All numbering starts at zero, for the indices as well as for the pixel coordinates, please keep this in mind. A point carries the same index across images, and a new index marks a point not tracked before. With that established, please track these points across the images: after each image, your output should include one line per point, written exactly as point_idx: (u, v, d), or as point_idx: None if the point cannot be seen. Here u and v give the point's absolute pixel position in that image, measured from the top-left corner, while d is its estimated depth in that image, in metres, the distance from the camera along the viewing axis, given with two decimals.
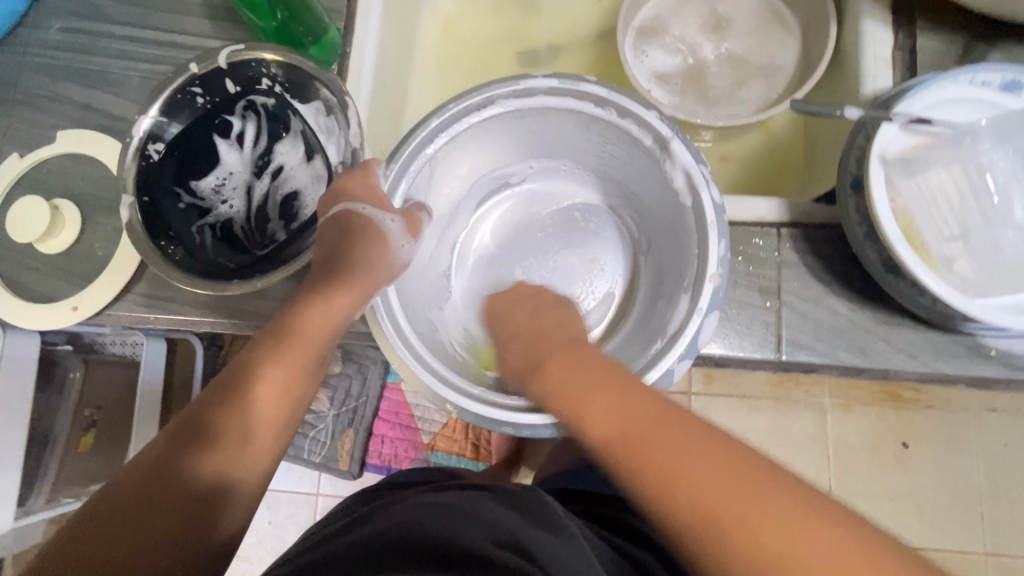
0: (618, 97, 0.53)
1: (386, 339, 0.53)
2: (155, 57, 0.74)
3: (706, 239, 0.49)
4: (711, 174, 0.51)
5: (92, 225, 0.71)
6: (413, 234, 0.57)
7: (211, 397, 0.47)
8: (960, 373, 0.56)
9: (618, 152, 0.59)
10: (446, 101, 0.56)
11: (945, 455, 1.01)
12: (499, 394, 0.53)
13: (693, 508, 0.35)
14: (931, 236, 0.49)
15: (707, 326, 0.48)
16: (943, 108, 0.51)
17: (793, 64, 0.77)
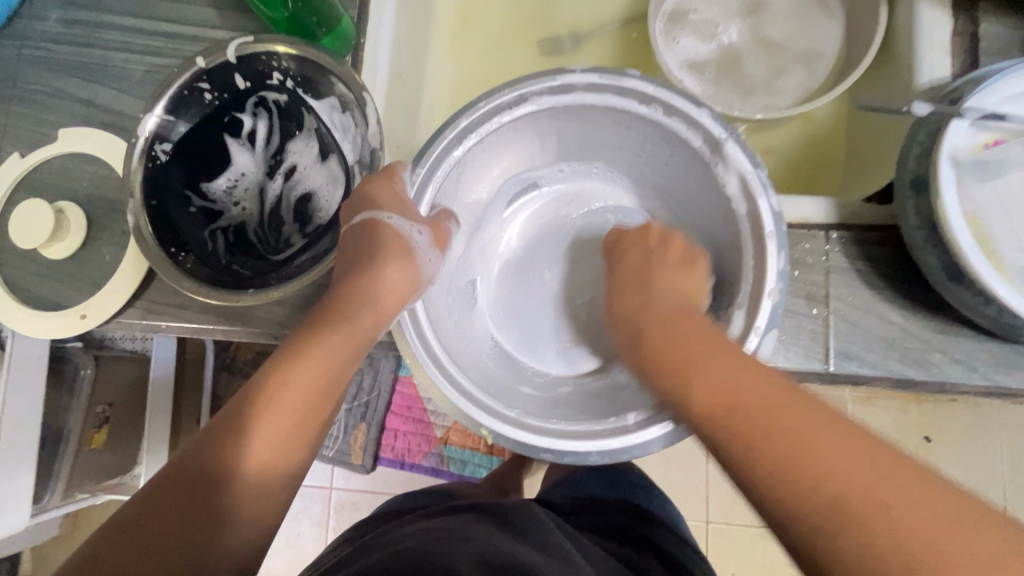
0: (663, 93, 0.51)
1: (415, 360, 0.50)
2: (159, 50, 0.70)
3: (765, 250, 0.47)
4: (768, 179, 0.48)
5: (98, 228, 0.68)
6: (440, 246, 0.55)
7: (232, 410, 0.44)
8: (1022, 387, 0.52)
9: (658, 150, 0.57)
10: (475, 100, 0.53)
11: (971, 450, 0.98)
12: (541, 418, 0.50)
13: (826, 499, 0.35)
14: (1003, 242, 0.45)
15: (767, 345, 0.46)
16: (1017, 103, 0.47)
17: (836, 51, 0.72)
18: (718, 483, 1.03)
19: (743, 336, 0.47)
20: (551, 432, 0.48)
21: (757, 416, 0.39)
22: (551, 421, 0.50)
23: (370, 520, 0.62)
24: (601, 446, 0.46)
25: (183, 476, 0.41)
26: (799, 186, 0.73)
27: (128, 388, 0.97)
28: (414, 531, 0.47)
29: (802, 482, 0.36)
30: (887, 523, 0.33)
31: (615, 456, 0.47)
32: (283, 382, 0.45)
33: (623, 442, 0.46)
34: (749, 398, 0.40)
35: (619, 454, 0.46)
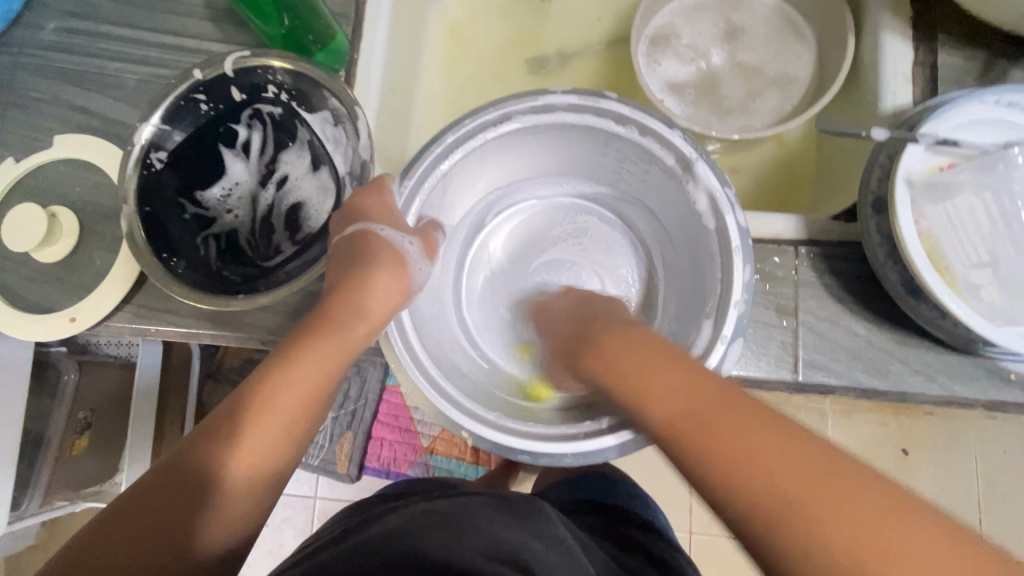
0: (640, 115, 0.53)
1: (398, 364, 0.52)
2: (157, 61, 0.72)
3: (731, 264, 0.50)
4: (735, 198, 0.51)
5: (90, 233, 0.69)
6: (429, 255, 0.58)
7: (223, 412, 0.46)
8: (979, 397, 0.55)
9: (636, 169, 0.60)
10: (461, 117, 0.54)
11: (946, 463, 1.01)
12: (518, 421, 0.52)
13: (770, 496, 0.36)
14: (957, 260, 0.48)
15: (732, 354, 0.48)
16: (969, 129, 0.50)
17: (808, 76, 0.76)
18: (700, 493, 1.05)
19: (713, 345, 0.49)
20: (526, 436, 0.49)
21: (685, 413, 0.42)
22: (528, 426, 0.51)
23: (368, 499, 0.65)
24: (576, 448, 0.48)
25: (167, 475, 0.43)
26: (774, 205, 0.76)
27: (110, 397, 0.97)
28: (419, 517, 0.51)
29: (741, 476, 0.38)
30: (824, 505, 0.35)
31: (591, 458, 0.48)
32: (275, 386, 0.47)
33: (596, 445, 0.48)
34: (679, 398, 0.43)
35: (595, 455, 0.48)
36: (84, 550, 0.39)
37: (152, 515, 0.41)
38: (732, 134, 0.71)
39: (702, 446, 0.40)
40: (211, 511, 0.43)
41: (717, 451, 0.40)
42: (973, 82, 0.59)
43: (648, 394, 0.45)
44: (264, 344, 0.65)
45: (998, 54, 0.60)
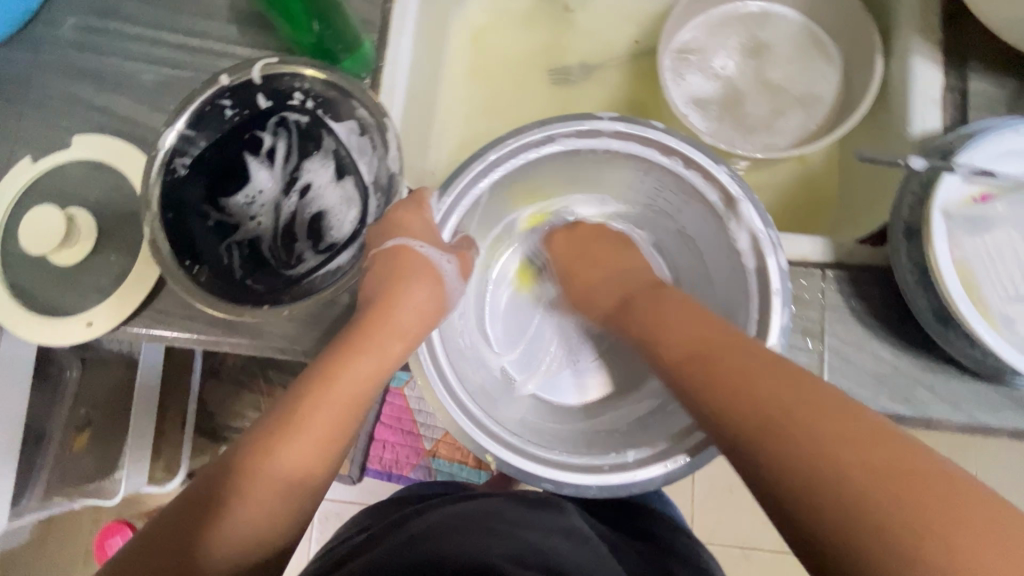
0: (686, 147, 0.54)
1: (428, 387, 0.52)
2: (179, 63, 0.71)
3: (769, 305, 0.51)
4: (779, 240, 0.51)
5: (108, 236, 0.68)
6: (464, 275, 0.58)
7: (261, 423, 0.48)
8: (1002, 425, 0.55)
9: (673, 198, 0.60)
10: (505, 135, 0.55)
11: None
12: (545, 449, 0.52)
13: (802, 441, 0.38)
14: (991, 292, 0.48)
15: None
16: (1005, 160, 0.50)
17: (832, 96, 0.76)
18: (706, 504, 1.05)
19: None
20: (552, 465, 0.49)
21: (766, 407, 0.41)
22: (552, 452, 0.51)
23: (386, 504, 0.65)
24: (599, 479, 0.48)
25: (211, 481, 0.46)
26: (795, 224, 0.76)
27: (112, 393, 0.96)
28: (439, 519, 0.50)
29: (835, 472, 0.37)
30: (852, 451, 0.37)
31: (614, 491, 0.48)
32: (311, 399, 0.48)
33: (623, 478, 0.48)
34: (754, 379, 0.42)
35: (615, 489, 0.48)
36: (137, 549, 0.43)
37: (195, 519, 0.44)
38: (757, 153, 0.71)
39: (774, 435, 0.40)
40: (248, 520, 0.44)
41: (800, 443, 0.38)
42: (1002, 109, 0.59)
43: (736, 388, 0.43)
44: (283, 353, 0.65)
45: None
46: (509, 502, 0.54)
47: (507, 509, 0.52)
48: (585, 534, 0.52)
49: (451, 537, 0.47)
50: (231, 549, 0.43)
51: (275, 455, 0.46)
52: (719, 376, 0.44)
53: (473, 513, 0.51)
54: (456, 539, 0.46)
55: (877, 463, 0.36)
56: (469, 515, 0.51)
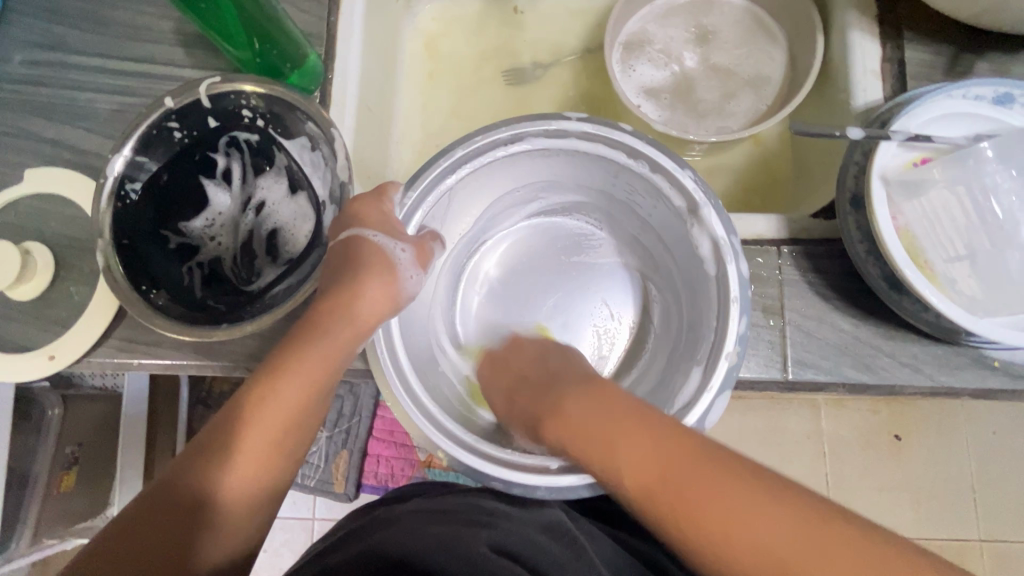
0: (651, 150, 0.52)
1: (387, 389, 0.51)
2: (127, 89, 0.71)
3: (728, 313, 0.49)
4: (739, 245, 0.50)
5: (67, 267, 0.68)
6: (422, 263, 0.56)
7: (234, 407, 0.47)
8: (965, 385, 0.55)
9: (643, 200, 0.58)
10: (471, 133, 0.54)
11: (937, 446, 1.04)
12: (501, 448, 0.51)
13: (671, 507, 0.40)
14: (934, 253, 0.48)
15: (718, 405, 0.47)
16: (940, 124, 0.51)
17: (780, 75, 0.77)
18: None
19: (702, 387, 0.48)
20: (505, 462, 0.49)
21: (648, 481, 0.41)
22: (505, 451, 0.50)
23: (369, 505, 0.64)
24: (547, 480, 0.47)
25: (186, 460, 0.45)
26: (755, 204, 0.77)
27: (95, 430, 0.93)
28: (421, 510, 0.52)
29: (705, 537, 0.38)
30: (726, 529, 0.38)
31: (565, 492, 0.47)
32: (283, 380, 0.48)
33: (573, 480, 0.47)
34: (617, 447, 0.43)
35: (563, 491, 0.47)
36: (119, 536, 0.42)
37: (180, 499, 0.43)
38: (710, 137, 0.72)
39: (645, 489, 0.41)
40: (229, 493, 0.45)
41: (670, 512, 0.40)
42: (939, 76, 0.60)
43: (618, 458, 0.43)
44: (246, 371, 0.64)
45: (964, 48, 0.60)
46: (489, 499, 0.54)
47: (489, 501, 0.54)
48: (570, 534, 0.52)
49: (431, 529, 0.48)
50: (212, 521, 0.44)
51: (250, 433, 0.46)
52: (598, 451, 0.44)
53: (452, 508, 0.52)
54: (437, 531, 0.47)
55: (726, 507, 0.38)
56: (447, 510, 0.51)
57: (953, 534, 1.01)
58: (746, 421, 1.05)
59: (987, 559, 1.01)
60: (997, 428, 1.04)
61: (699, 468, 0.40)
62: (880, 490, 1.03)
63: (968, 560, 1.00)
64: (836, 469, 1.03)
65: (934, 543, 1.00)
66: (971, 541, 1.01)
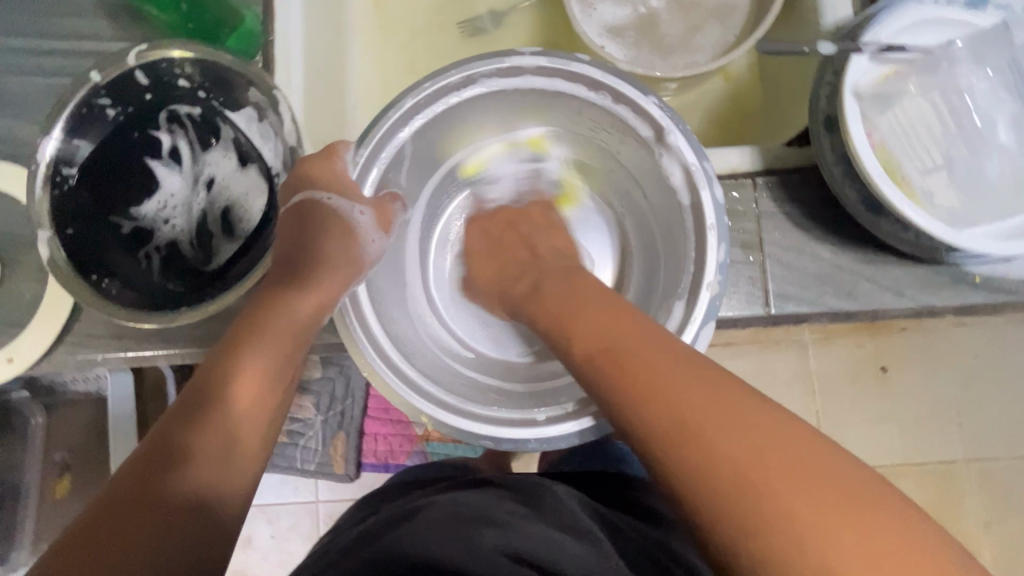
0: (612, 80, 0.49)
1: (365, 359, 0.48)
2: (52, 69, 0.66)
3: (706, 243, 0.47)
4: (713, 171, 0.47)
5: (14, 265, 0.64)
6: (384, 227, 0.55)
7: (201, 381, 0.45)
8: (948, 304, 0.55)
9: (611, 137, 0.55)
10: (420, 79, 0.50)
11: (925, 374, 1.05)
12: (484, 406, 0.50)
13: (669, 410, 0.37)
14: (910, 167, 0.46)
15: (702, 336, 0.46)
16: (913, 33, 0.48)
17: (747, 3, 0.73)
18: None
19: (685, 319, 0.47)
20: (493, 420, 0.47)
21: (645, 374, 0.40)
22: (488, 408, 0.49)
23: (378, 496, 0.62)
24: (538, 432, 0.46)
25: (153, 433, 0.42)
26: (721, 140, 0.76)
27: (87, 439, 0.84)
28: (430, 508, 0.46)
29: (696, 435, 0.36)
30: (715, 433, 0.36)
31: (553, 443, 0.46)
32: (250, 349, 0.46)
33: (562, 429, 0.46)
34: (636, 351, 0.42)
35: (554, 441, 0.46)
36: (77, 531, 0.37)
37: (157, 471, 0.40)
38: (677, 73, 0.69)
39: (629, 382, 0.40)
40: (219, 460, 0.42)
41: (656, 405, 0.38)
42: None
43: (619, 362, 0.41)
44: None
45: None
46: (504, 497, 0.48)
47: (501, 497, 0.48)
48: (587, 527, 0.45)
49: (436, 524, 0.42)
50: (199, 487, 0.40)
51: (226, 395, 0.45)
52: (614, 352, 0.42)
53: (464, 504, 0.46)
54: (441, 524, 0.42)
55: (702, 413, 0.36)
56: (461, 505, 0.45)
57: (944, 457, 1.03)
58: (738, 366, 1.05)
59: (978, 478, 1.04)
60: (982, 352, 1.06)
61: (706, 381, 0.38)
62: (872, 420, 1.04)
63: (958, 481, 1.03)
64: (828, 406, 1.05)
65: (925, 467, 1.03)
66: (962, 463, 1.04)
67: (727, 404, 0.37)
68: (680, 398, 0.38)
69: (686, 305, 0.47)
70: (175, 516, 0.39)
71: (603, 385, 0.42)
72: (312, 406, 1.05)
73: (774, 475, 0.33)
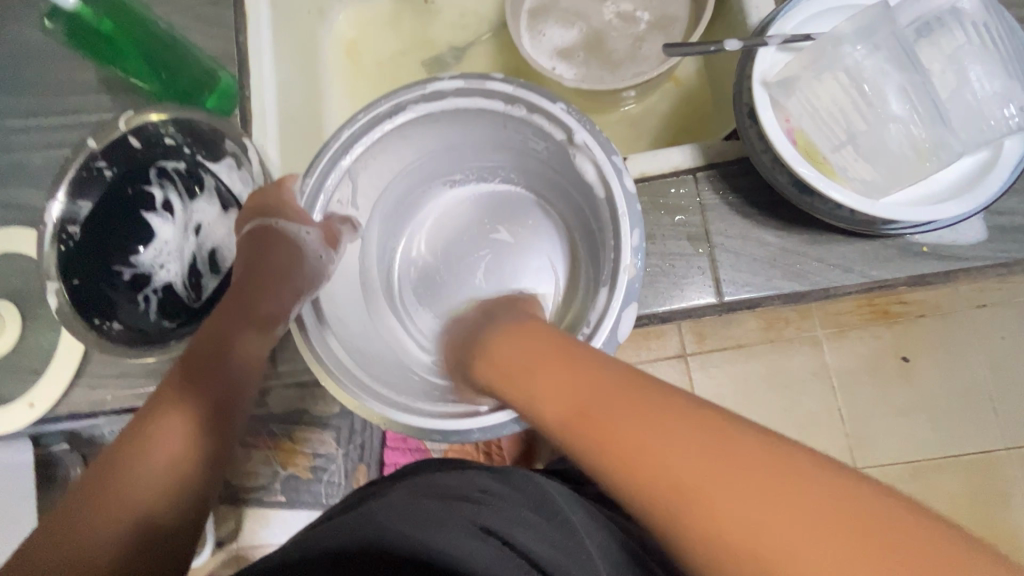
0: (525, 93, 0.54)
1: (321, 371, 0.52)
2: (59, 142, 0.74)
3: (621, 231, 0.50)
4: (622, 163, 0.51)
5: (33, 319, 0.71)
6: (330, 244, 0.60)
7: (174, 377, 0.51)
8: (900, 276, 0.55)
9: (539, 147, 0.60)
10: (355, 112, 0.56)
11: (946, 360, 1.02)
12: (434, 404, 0.53)
13: (633, 466, 0.34)
14: (824, 145, 0.49)
15: (625, 319, 0.48)
16: (816, 22, 0.52)
17: (686, 12, 0.77)
18: None
19: (608, 306, 0.49)
20: (441, 415, 0.51)
21: (607, 432, 0.36)
22: (436, 405, 0.53)
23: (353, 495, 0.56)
24: (478, 422, 0.49)
25: (153, 431, 0.46)
26: (679, 143, 0.79)
27: None
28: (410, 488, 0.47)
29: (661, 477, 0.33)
30: (683, 475, 0.32)
31: (496, 431, 0.49)
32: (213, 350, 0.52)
33: (500, 418, 0.48)
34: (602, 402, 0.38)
35: (498, 428, 0.48)
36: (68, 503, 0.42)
37: (174, 468, 0.45)
38: (623, 84, 0.73)
39: (601, 441, 0.36)
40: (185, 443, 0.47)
41: (614, 456, 0.35)
42: None
43: (588, 418, 0.38)
44: None
45: None
46: (484, 476, 0.49)
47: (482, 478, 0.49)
48: (565, 515, 0.46)
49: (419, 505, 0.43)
50: (156, 473, 0.44)
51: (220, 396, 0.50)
52: (590, 418, 0.38)
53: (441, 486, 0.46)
54: (424, 505, 0.42)
55: (656, 449, 0.34)
56: (443, 486, 0.46)
57: (973, 444, 0.99)
58: (749, 367, 1.04)
59: (1014, 464, 0.98)
60: (1004, 333, 1.02)
61: (661, 424, 0.35)
62: (898, 413, 1.01)
63: (992, 468, 0.99)
64: (849, 400, 1.02)
65: (953, 455, 0.99)
66: (993, 449, 0.99)
67: (668, 438, 0.34)
68: (625, 438, 0.35)
69: (610, 294, 0.49)
70: (150, 488, 0.43)
71: (582, 454, 0.38)
72: (334, 440, 0.97)
73: (734, 514, 0.30)
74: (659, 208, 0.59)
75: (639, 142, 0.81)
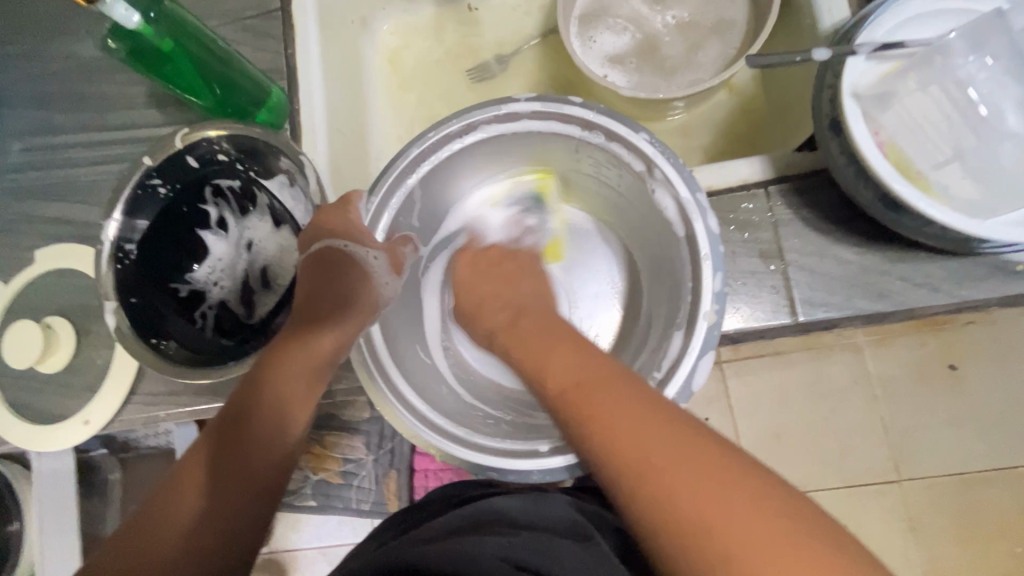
0: (605, 121, 0.52)
1: (382, 400, 0.51)
2: (113, 157, 0.74)
3: (700, 273, 0.48)
4: (705, 201, 0.49)
5: (88, 336, 0.71)
6: (396, 270, 0.58)
7: (233, 402, 0.51)
8: (991, 296, 0.52)
9: (608, 172, 0.58)
10: (426, 130, 0.55)
11: (1006, 369, 0.88)
12: (493, 438, 0.51)
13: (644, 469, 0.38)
14: (922, 161, 0.46)
15: (701, 369, 0.46)
16: (909, 29, 0.49)
17: (746, 17, 0.75)
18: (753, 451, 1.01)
19: (682, 353, 0.47)
20: (494, 453, 0.49)
21: (618, 430, 0.40)
22: (495, 440, 0.51)
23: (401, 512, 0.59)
24: (539, 462, 0.47)
25: (201, 463, 0.48)
26: (735, 151, 0.76)
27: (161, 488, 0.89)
28: (447, 519, 0.49)
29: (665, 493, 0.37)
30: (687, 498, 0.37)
31: (556, 473, 0.47)
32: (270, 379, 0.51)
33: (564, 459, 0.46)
34: (635, 424, 0.40)
35: (557, 471, 0.46)
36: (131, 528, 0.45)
37: (217, 506, 0.47)
38: (681, 93, 0.70)
39: (610, 437, 0.40)
40: (234, 478, 0.48)
41: (630, 468, 0.39)
42: None
43: (588, 411, 0.42)
44: None
45: None
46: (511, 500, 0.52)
47: (510, 502, 0.51)
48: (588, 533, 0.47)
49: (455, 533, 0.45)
50: (200, 511, 0.46)
51: (257, 436, 0.50)
52: (592, 412, 0.42)
53: (473, 514, 0.49)
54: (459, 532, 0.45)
55: (671, 476, 0.37)
56: (475, 515, 0.49)
57: None
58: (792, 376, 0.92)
59: None
60: None
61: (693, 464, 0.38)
62: (950, 424, 0.89)
63: None
64: (892, 410, 0.90)
65: None
66: None
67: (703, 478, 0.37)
68: (650, 453, 0.39)
69: (685, 338, 0.47)
70: (195, 526, 0.46)
71: (578, 435, 0.43)
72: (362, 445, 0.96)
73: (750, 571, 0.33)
74: (730, 224, 0.56)
75: (692, 149, 0.78)
